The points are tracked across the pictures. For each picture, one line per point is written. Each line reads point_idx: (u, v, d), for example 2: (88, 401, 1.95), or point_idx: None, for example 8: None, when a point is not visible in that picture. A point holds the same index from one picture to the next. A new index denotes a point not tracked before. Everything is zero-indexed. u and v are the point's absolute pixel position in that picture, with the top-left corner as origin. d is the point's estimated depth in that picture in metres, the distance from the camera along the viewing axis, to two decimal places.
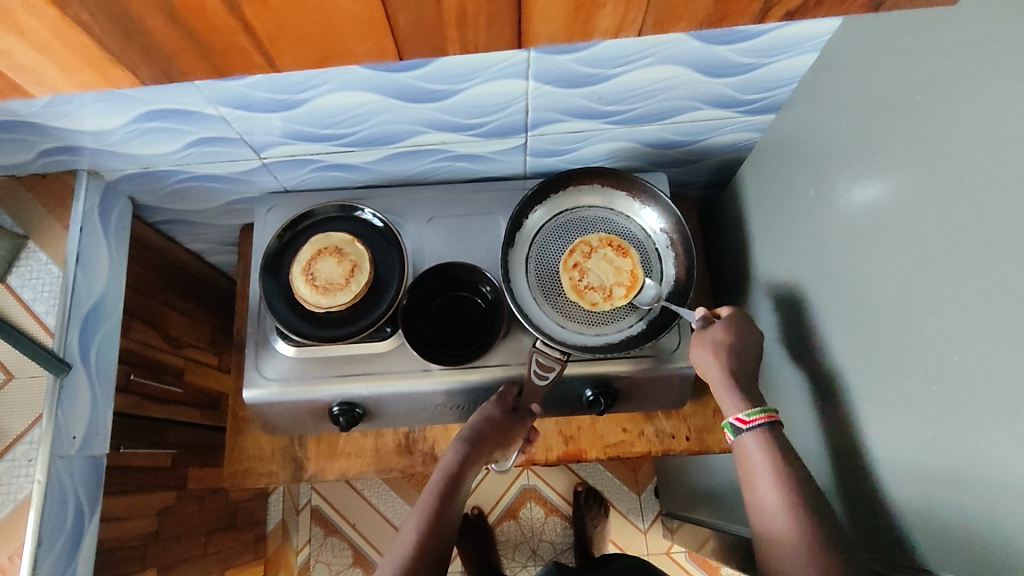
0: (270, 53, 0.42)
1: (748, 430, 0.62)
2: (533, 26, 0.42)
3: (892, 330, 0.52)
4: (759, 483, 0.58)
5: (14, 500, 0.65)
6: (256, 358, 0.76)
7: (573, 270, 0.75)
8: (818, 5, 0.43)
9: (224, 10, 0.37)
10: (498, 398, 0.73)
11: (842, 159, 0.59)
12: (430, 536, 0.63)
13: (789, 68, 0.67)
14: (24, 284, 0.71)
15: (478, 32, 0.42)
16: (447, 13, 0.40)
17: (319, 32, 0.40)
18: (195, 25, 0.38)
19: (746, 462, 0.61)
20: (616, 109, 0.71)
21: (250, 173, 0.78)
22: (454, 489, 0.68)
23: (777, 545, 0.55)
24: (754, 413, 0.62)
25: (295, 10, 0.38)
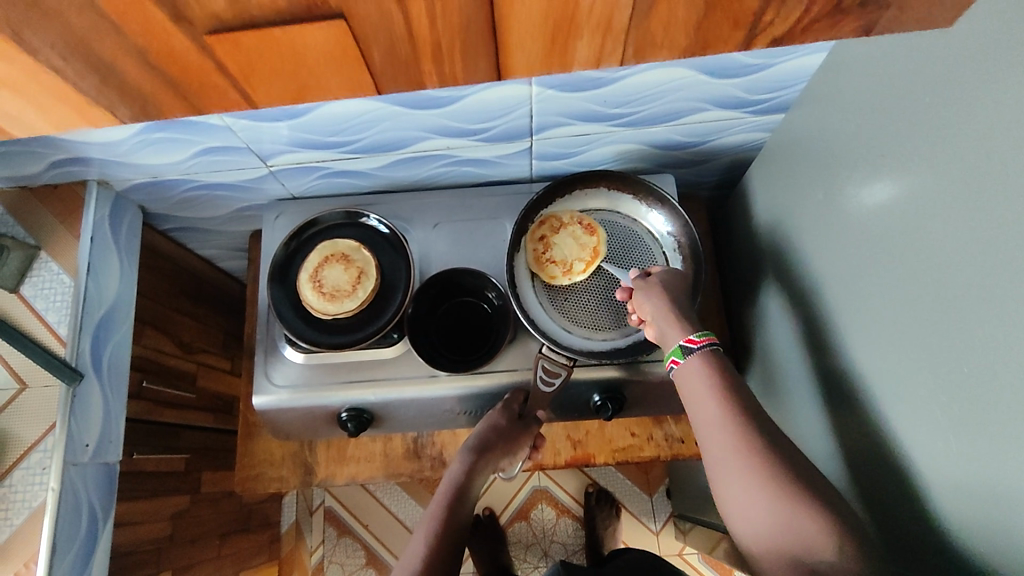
0: (245, 90, 0.40)
1: (697, 351, 0.60)
2: (511, 58, 0.40)
3: (905, 340, 0.51)
4: (707, 404, 0.56)
5: (30, 506, 0.67)
6: (266, 365, 0.76)
7: (541, 243, 0.76)
8: (803, 33, 0.39)
9: (195, 51, 0.36)
10: (505, 405, 0.73)
11: (852, 161, 0.57)
12: (438, 548, 0.62)
13: (798, 67, 0.66)
14: (36, 293, 0.72)
15: (455, 66, 0.40)
16: (422, 48, 0.38)
17: (291, 72, 0.39)
18: (169, 65, 0.37)
19: (689, 383, 0.59)
20: (622, 112, 0.70)
21: (257, 180, 0.79)
22: (461, 500, 0.68)
23: (721, 470, 0.53)
24: (704, 334, 0.61)
25: (267, 53, 0.37)
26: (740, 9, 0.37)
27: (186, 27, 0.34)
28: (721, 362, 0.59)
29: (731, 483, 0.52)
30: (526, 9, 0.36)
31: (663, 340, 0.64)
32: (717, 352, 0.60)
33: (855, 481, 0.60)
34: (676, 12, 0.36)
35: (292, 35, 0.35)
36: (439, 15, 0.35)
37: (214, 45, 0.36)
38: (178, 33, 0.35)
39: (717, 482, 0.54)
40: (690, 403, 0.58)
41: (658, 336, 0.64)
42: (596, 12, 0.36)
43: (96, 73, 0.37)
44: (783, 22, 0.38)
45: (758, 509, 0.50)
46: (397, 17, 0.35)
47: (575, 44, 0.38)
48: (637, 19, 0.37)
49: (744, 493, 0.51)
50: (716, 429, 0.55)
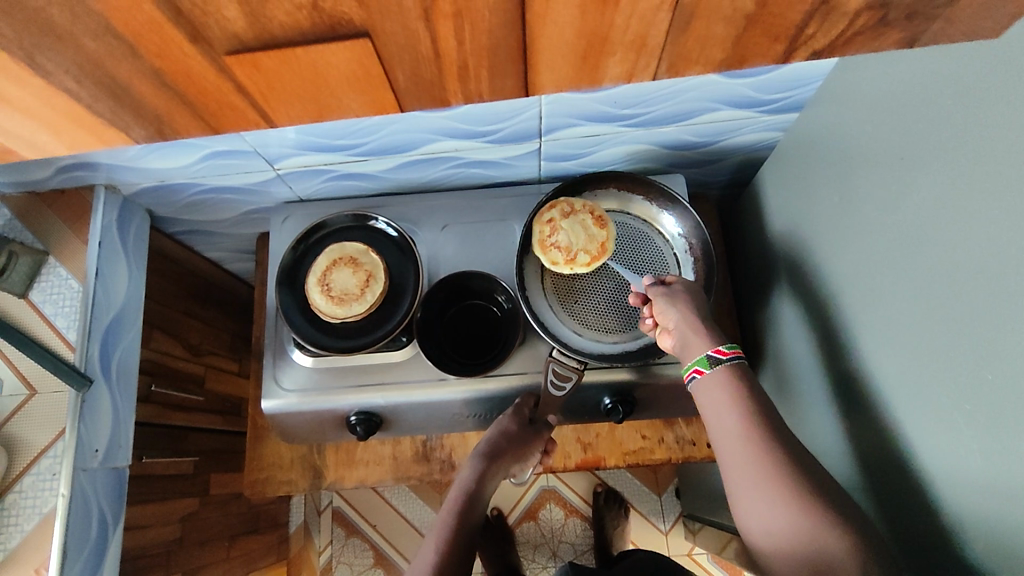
0: (266, 111, 0.40)
1: (726, 363, 0.59)
2: (540, 77, 0.39)
3: (919, 348, 0.50)
4: (728, 418, 0.56)
5: (41, 512, 0.67)
6: (274, 369, 0.76)
7: (547, 228, 0.72)
8: (844, 44, 0.38)
9: (214, 73, 0.35)
10: (515, 410, 0.73)
11: (868, 164, 0.56)
12: (449, 553, 0.62)
13: (812, 67, 0.64)
14: (45, 299, 0.72)
15: (482, 84, 0.39)
16: (447, 67, 0.37)
17: (312, 92, 0.38)
18: (186, 86, 0.36)
19: (709, 394, 0.58)
20: (632, 113, 0.70)
21: (264, 183, 0.78)
22: (472, 506, 0.68)
23: (742, 488, 0.53)
24: (733, 346, 0.60)
25: (289, 75, 0.36)
26: (782, 25, 0.36)
27: (206, 49, 0.34)
28: (746, 376, 0.58)
29: (753, 499, 0.52)
30: (557, 29, 0.35)
31: (685, 348, 0.62)
32: (745, 365, 0.59)
33: (868, 488, 0.60)
34: (712, 27, 0.35)
35: (314, 57, 0.35)
36: (468, 35, 0.35)
37: (234, 67, 0.35)
38: (195, 55, 0.34)
39: (738, 497, 0.53)
40: (710, 415, 0.58)
41: (680, 345, 0.63)
42: (631, 30, 0.35)
43: (105, 92, 0.36)
44: (826, 36, 0.37)
45: (782, 522, 0.49)
46: (423, 37, 0.34)
47: (607, 61, 0.38)
48: (673, 36, 0.36)
49: (767, 510, 0.51)
50: (737, 443, 0.54)
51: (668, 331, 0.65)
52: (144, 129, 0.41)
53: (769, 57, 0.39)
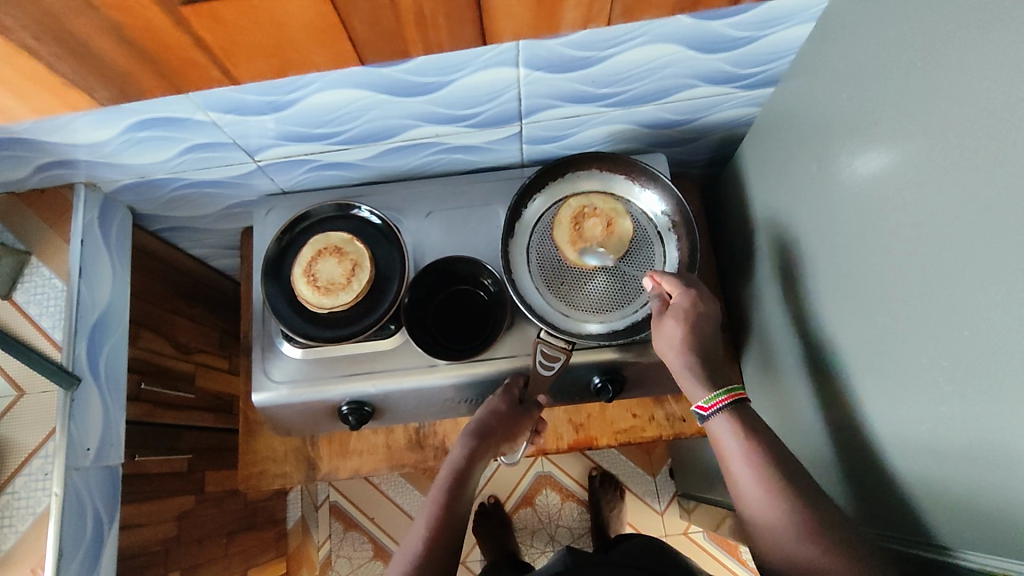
0: (227, 66, 0.47)
1: (711, 416, 0.62)
2: (496, 24, 0.48)
3: (899, 311, 0.51)
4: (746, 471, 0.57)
5: (34, 513, 0.66)
6: (264, 361, 0.76)
7: (588, 203, 0.76)
8: None
9: (174, 25, 0.42)
10: (504, 390, 0.73)
11: (844, 132, 0.57)
12: (439, 531, 0.63)
13: (786, 38, 0.65)
14: (29, 299, 0.72)
15: (439, 32, 0.47)
16: (400, 13, 0.44)
17: (272, 46, 0.45)
18: (148, 43, 0.43)
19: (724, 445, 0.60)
20: (610, 92, 0.70)
21: (246, 176, 0.78)
22: (463, 484, 0.68)
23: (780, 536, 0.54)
24: (715, 397, 0.62)
25: (247, 26, 0.43)
26: None
27: (165, 2, 0.40)
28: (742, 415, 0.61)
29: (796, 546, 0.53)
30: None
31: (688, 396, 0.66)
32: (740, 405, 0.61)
33: (852, 452, 0.61)
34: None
35: (273, 9, 0.41)
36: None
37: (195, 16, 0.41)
38: (154, 7, 0.40)
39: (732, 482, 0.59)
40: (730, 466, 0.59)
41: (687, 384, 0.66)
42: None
43: None
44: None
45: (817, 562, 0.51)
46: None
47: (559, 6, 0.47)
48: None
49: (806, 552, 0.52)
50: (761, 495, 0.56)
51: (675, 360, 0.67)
52: None
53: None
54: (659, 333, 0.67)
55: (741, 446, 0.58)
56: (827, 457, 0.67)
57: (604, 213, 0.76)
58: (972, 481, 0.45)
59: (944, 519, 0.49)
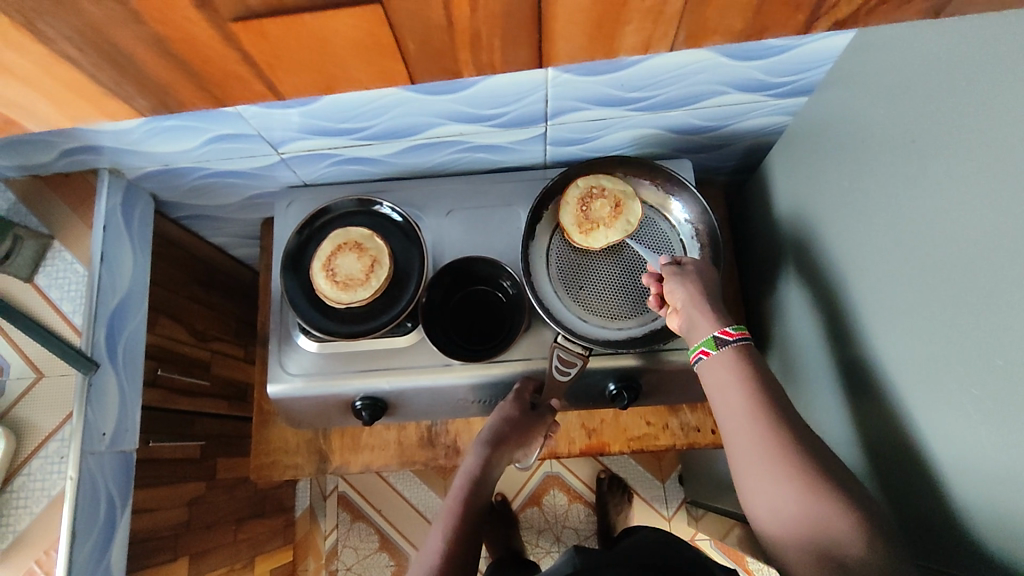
0: (270, 81, 0.44)
1: (732, 343, 0.59)
2: (553, 46, 0.43)
3: (930, 334, 0.50)
4: (735, 398, 0.55)
5: (49, 494, 0.67)
6: (280, 354, 0.76)
7: (598, 184, 0.74)
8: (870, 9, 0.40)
9: (220, 42, 0.39)
10: (516, 395, 0.73)
11: (881, 147, 0.56)
12: (456, 542, 0.63)
13: (822, 48, 0.63)
14: (51, 283, 0.72)
15: (493, 53, 0.43)
16: (458, 34, 0.41)
17: (317, 59, 0.42)
18: (191, 56, 0.40)
19: (715, 370, 0.58)
20: (639, 96, 0.69)
21: (269, 168, 0.78)
22: (478, 492, 0.69)
23: (750, 471, 0.52)
24: (739, 327, 0.60)
25: (294, 43, 0.40)
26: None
27: (212, 18, 0.37)
28: (753, 356, 0.58)
29: (759, 482, 0.51)
30: (568, 11, 0.39)
31: (691, 332, 0.62)
32: (751, 346, 0.59)
33: (878, 473, 0.60)
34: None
35: (320, 25, 0.38)
36: (481, 3, 0.38)
37: (240, 34, 0.38)
38: (202, 23, 0.37)
39: (720, 416, 0.57)
40: (717, 394, 0.57)
41: (687, 325, 0.62)
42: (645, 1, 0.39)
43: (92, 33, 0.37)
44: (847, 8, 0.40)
45: (784, 502, 0.50)
46: (435, 5, 0.38)
47: (622, 30, 0.41)
48: (691, 5, 0.40)
49: (771, 491, 0.51)
50: (742, 424, 0.54)
51: (675, 312, 0.64)
52: (135, 82, 0.42)
53: (792, 27, 0.43)
54: (668, 294, 0.65)
55: (736, 375, 0.56)
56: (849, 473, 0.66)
57: (613, 194, 0.74)
58: (1010, 512, 0.44)
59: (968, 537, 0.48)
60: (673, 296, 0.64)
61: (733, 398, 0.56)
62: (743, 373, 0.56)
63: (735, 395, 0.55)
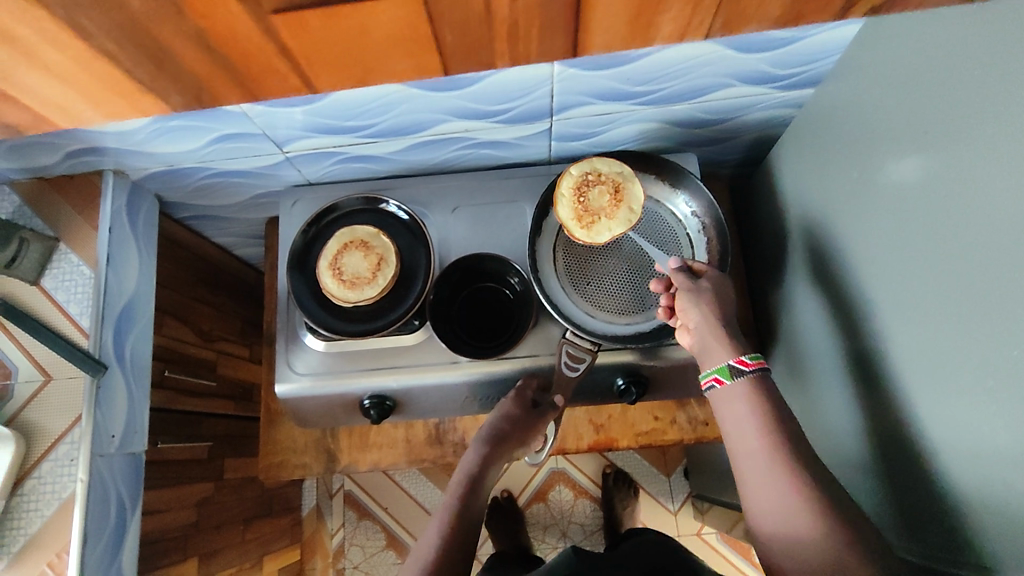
0: (305, 75, 0.44)
1: (750, 373, 0.59)
2: (590, 36, 0.43)
3: (941, 326, 0.50)
4: (751, 432, 0.55)
5: (60, 497, 0.67)
6: (287, 353, 0.76)
7: (593, 169, 0.72)
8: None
9: (260, 34, 0.39)
10: (517, 394, 0.73)
11: (888, 138, 0.56)
12: (447, 541, 0.63)
13: (830, 39, 0.63)
14: (57, 286, 0.72)
15: (530, 44, 0.43)
16: (498, 26, 0.41)
17: (355, 52, 0.42)
18: (228, 48, 0.40)
19: (730, 404, 0.59)
20: (645, 90, 0.69)
21: (274, 167, 0.78)
22: (475, 491, 0.69)
23: (766, 506, 0.52)
24: (757, 356, 0.60)
25: (334, 36, 0.40)
26: None
27: (253, 10, 0.37)
28: (770, 388, 0.58)
29: (776, 517, 0.51)
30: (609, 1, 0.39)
31: (705, 356, 0.63)
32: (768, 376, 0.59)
33: (888, 465, 0.60)
34: None
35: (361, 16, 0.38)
36: None
37: (280, 27, 0.38)
38: (242, 14, 0.37)
39: (734, 448, 0.57)
40: (731, 427, 0.58)
41: (699, 347, 0.64)
42: None
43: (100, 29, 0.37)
44: None
45: (803, 536, 0.49)
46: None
47: (660, 19, 0.42)
48: None
49: (789, 526, 0.50)
50: (759, 458, 0.54)
51: (687, 330, 0.65)
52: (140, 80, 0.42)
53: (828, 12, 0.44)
54: (680, 310, 0.65)
55: (751, 410, 0.57)
56: (855, 466, 0.66)
57: (610, 179, 0.71)
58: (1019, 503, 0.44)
59: (973, 526, 0.49)
60: (689, 316, 0.64)
61: (749, 431, 0.56)
62: (757, 405, 0.57)
63: (749, 428, 0.56)
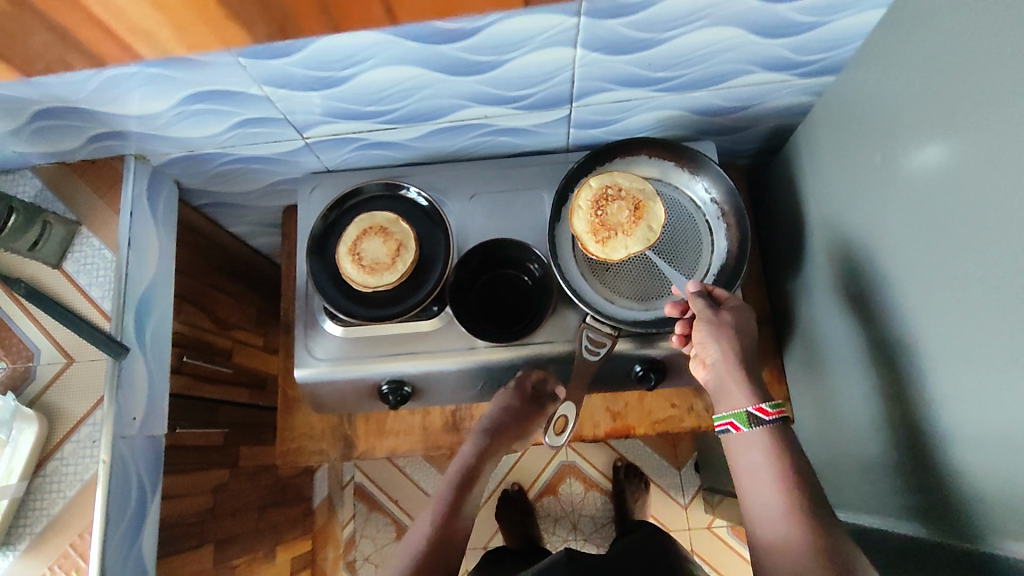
0: None
1: (769, 422, 0.60)
2: None
3: (969, 307, 0.50)
4: (767, 484, 0.58)
5: (81, 479, 0.67)
6: (306, 338, 0.76)
7: (613, 184, 0.72)
8: None
9: None
10: (516, 387, 0.75)
11: (910, 122, 0.56)
12: (435, 531, 0.69)
13: (851, 25, 0.63)
14: (79, 269, 0.72)
15: None
16: None
17: None
18: None
19: (744, 452, 0.60)
20: (666, 76, 0.69)
21: (293, 153, 0.78)
22: (471, 479, 0.74)
23: (778, 558, 0.54)
24: (778, 405, 0.61)
25: None
26: None
27: None
28: (788, 438, 0.60)
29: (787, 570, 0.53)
30: None
31: (722, 397, 0.63)
32: (785, 425, 0.61)
33: (911, 450, 0.60)
34: None
35: None
36: None
37: None
38: None
39: (746, 496, 0.59)
40: (745, 477, 0.60)
41: (716, 387, 0.64)
42: None
43: None
44: None
45: None
46: None
47: None
48: None
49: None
50: (775, 510, 0.56)
51: (704, 364, 0.65)
52: None
53: None
54: (699, 343, 0.65)
55: (766, 460, 0.59)
56: (877, 452, 0.66)
57: (631, 195, 0.71)
58: None
59: (1000, 507, 0.49)
60: (707, 349, 0.64)
61: (763, 482, 0.58)
62: (771, 455, 0.59)
63: (765, 482, 0.58)
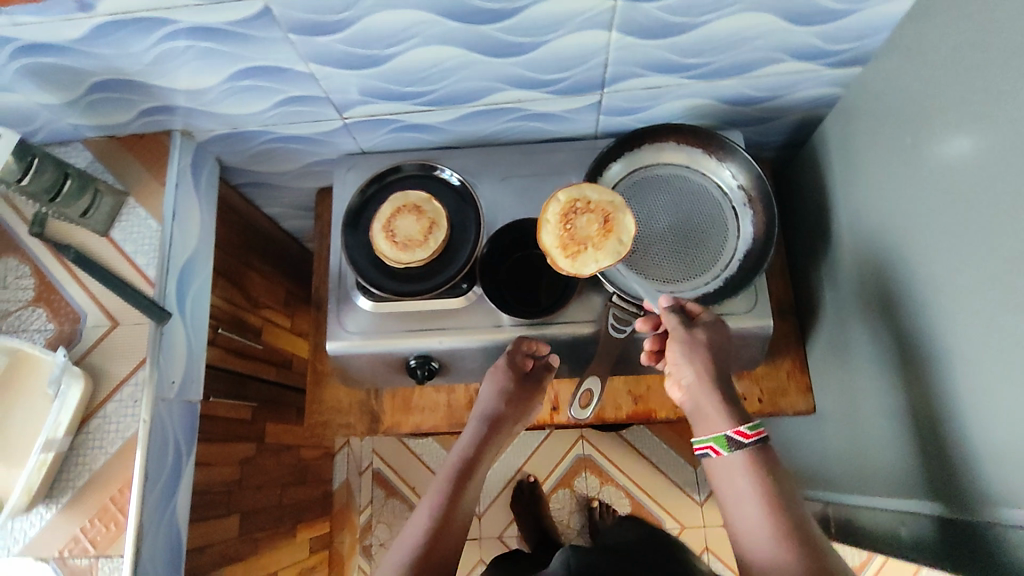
0: None
1: (748, 444, 0.59)
2: None
3: (993, 283, 0.51)
4: (751, 507, 0.56)
5: (123, 436, 0.70)
6: (338, 311, 0.79)
7: (582, 197, 0.71)
8: None
9: None
10: (512, 365, 0.75)
11: (937, 106, 0.57)
12: (442, 516, 0.66)
13: (881, 15, 0.65)
14: (125, 237, 0.75)
15: None
16: None
17: None
18: None
19: (728, 475, 0.59)
20: (696, 62, 0.70)
21: (331, 133, 0.81)
22: (472, 465, 0.72)
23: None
24: (756, 426, 0.60)
25: None
26: None
27: None
28: (768, 459, 0.59)
29: None
30: None
31: (700, 420, 0.63)
32: (765, 447, 0.60)
33: (934, 429, 0.61)
34: None
35: None
36: None
37: None
38: None
39: (734, 521, 0.58)
40: (731, 502, 0.58)
41: (693, 408, 0.64)
42: None
43: None
44: None
45: None
46: None
47: None
48: None
49: None
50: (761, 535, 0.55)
51: (677, 384, 0.66)
52: None
53: None
54: (672, 363, 0.66)
55: (748, 483, 0.57)
56: (899, 435, 0.67)
57: (599, 207, 0.70)
58: None
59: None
60: (681, 370, 0.65)
61: (748, 505, 0.57)
62: (753, 477, 0.58)
63: (749, 505, 0.57)
